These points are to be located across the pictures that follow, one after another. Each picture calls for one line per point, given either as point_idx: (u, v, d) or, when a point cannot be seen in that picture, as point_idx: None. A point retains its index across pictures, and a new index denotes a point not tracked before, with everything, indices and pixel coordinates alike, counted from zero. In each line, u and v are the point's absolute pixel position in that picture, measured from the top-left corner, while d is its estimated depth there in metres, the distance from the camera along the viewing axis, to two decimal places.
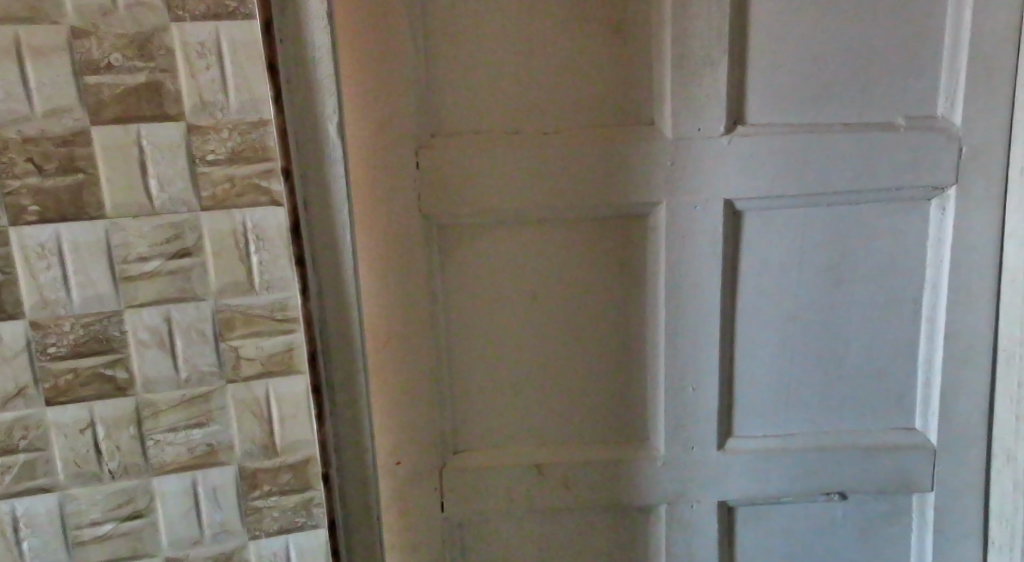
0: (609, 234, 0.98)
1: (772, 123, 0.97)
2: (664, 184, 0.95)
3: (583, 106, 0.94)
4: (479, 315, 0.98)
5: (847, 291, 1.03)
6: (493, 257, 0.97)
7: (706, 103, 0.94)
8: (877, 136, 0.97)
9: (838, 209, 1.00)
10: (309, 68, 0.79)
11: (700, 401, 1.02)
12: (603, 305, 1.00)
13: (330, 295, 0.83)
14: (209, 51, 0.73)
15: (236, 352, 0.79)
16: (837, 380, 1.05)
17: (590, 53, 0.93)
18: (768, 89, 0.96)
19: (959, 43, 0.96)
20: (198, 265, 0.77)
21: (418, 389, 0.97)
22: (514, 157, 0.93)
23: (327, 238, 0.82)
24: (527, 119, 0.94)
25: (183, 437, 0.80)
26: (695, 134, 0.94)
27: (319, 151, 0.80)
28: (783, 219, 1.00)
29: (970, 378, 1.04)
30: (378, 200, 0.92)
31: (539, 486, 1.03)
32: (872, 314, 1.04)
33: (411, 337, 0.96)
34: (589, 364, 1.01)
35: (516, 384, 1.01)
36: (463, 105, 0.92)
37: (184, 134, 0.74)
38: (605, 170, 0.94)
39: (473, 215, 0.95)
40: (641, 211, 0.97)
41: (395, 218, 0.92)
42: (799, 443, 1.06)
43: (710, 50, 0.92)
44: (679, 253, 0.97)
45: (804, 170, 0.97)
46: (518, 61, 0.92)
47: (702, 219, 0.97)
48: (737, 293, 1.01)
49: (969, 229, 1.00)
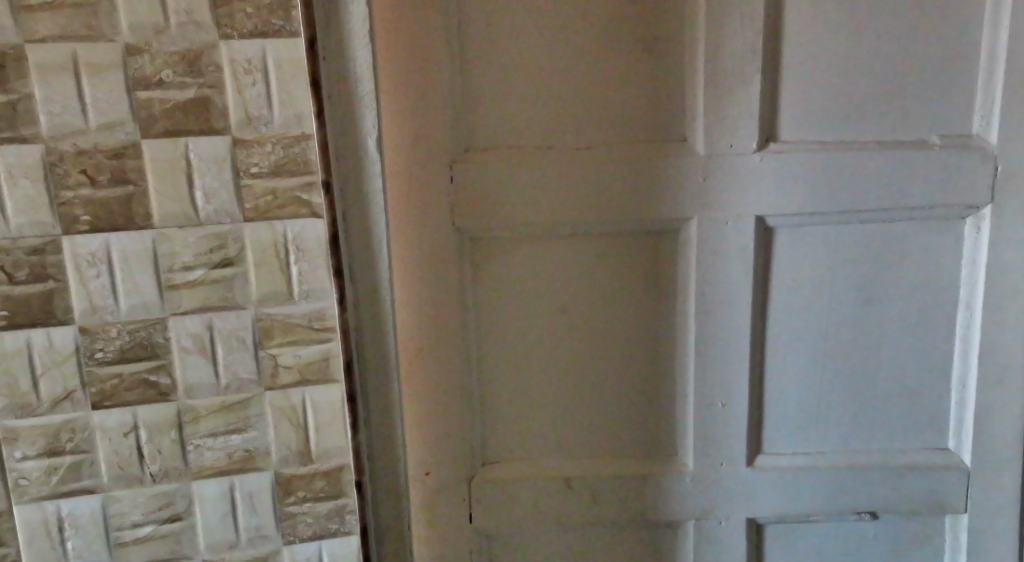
0: (640, 249, 0.98)
1: (805, 141, 0.97)
2: (697, 200, 0.96)
3: (616, 123, 0.95)
4: (511, 327, 0.99)
5: (880, 308, 1.02)
6: (526, 270, 0.98)
7: (740, 121, 0.94)
8: (910, 154, 0.98)
9: (871, 227, 1.00)
10: (351, 85, 0.81)
11: (729, 417, 1.02)
12: (634, 319, 1.00)
13: (366, 304, 0.85)
14: (256, 68, 0.75)
15: (274, 361, 0.81)
16: (869, 397, 1.05)
17: (624, 71, 0.94)
18: (802, 106, 0.96)
19: (995, 63, 0.96)
20: (240, 275, 0.79)
21: (450, 401, 0.98)
22: (546, 172, 0.94)
23: (365, 250, 0.84)
24: (560, 135, 0.95)
25: (222, 443, 0.81)
26: (728, 151, 0.95)
27: (358, 164, 0.82)
28: (815, 236, 1.00)
29: (1004, 398, 1.03)
30: (412, 212, 0.93)
31: (568, 500, 1.03)
32: (906, 331, 1.03)
33: (445, 348, 0.97)
34: (619, 377, 1.02)
35: (547, 398, 1.02)
36: (498, 120, 0.94)
37: (230, 148, 0.76)
38: (637, 186, 0.95)
39: (505, 229, 0.96)
40: (673, 226, 0.97)
41: (430, 231, 0.94)
42: (830, 461, 1.06)
43: (745, 67, 0.93)
44: (711, 268, 0.98)
45: (838, 187, 0.98)
46: (553, 78, 0.93)
47: (734, 235, 0.97)
48: (768, 309, 1.01)
49: (1004, 249, 1.00)
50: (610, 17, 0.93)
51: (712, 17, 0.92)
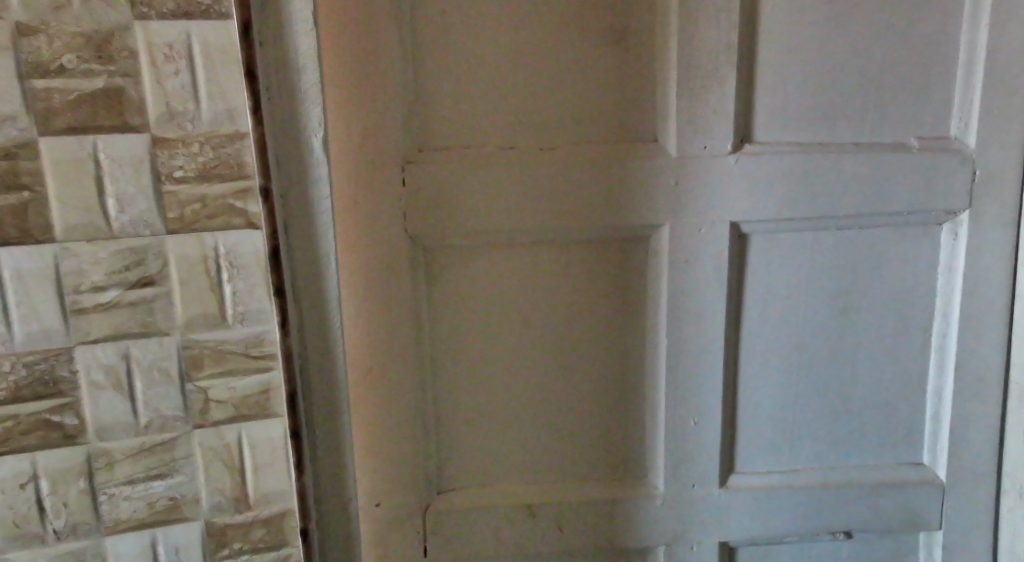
0: (608, 258, 0.91)
1: (780, 143, 0.91)
2: (669, 205, 0.89)
3: (582, 122, 0.88)
4: (469, 343, 0.91)
5: (855, 318, 0.98)
6: (485, 281, 0.90)
7: (714, 120, 0.88)
8: (888, 157, 0.93)
9: (847, 233, 0.95)
10: (292, 77, 0.71)
11: (701, 435, 0.96)
12: (600, 333, 0.93)
13: (312, 325, 0.76)
14: (178, 54, 0.66)
15: (205, 394, 0.71)
16: (844, 412, 1.00)
17: (590, 66, 0.87)
18: (777, 106, 0.91)
19: (974, 62, 0.92)
20: (162, 297, 0.69)
21: (401, 425, 0.90)
22: (507, 175, 0.86)
23: (311, 264, 0.75)
24: (521, 134, 0.87)
25: (141, 491, 0.72)
26: (703, 153, 0.89)
27: (301, 166, 0.73)
28: (790, 243, 0.94)
29: (980, 410, 0.99)
30: (358, 219, 0.84)
31: (530, 529, 0.95)
32: (882, 342, 0.99)
33: (396, 368, 0.88)
34: (585, 395, 0.94)
35: (507, 420, 0.94)
36: (454, 117, 0.86)
37: (149, 148, 0.67)
38: (605, 190, 0.88)
39: (463, 237, 0.88)
40: (643, 234, 0.90)
41: (380, 240, 0.85)
42: (804, 479, 1.01)
43: (719, 63, 0.87)
44: (684, 279, 0.91)
45: (816, 191, 0.92)
46: (514, 72, 0.86)
47: (707, 242, 0.91)
48: (741, 320, 0.95)
49: (982, 256, 0.96)
50: (575, 6, 0.85)
51: (684, 8, 0.85)
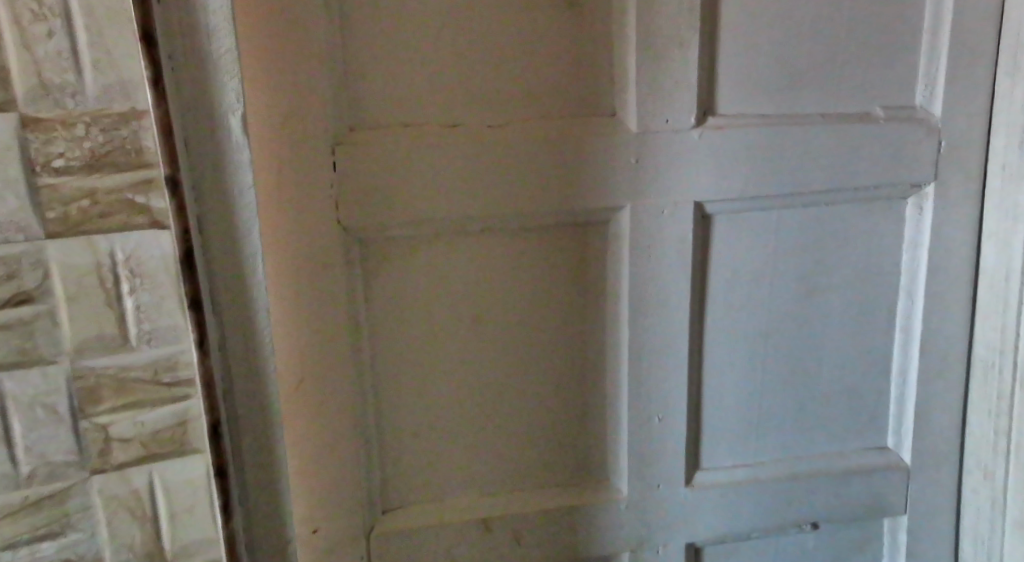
0: (564, 245, 0.83)
1: (744, 115, 0.84)
2: (628, 186, 0.81)
3: (533, 94, 0.79)
4: (412, 344, 0.82)
5: (821, 301, 0.92)
6: (429, 275, 0.80)
7: (676, 91, 0.80)
8: (855, 128, 0.87)
9: (813, 209, 0.89)
10: (200, 41, 0.60)
11: (666, 431, 0.89)
12: (556, 327, 0.85)
13: (236, 338, 0.65)
14: (52, 12, 0.55)
15: (104, 430, 0.61)
16: (810, 399, 0.95)
17: (538, 30, 0.78)
18: (740, 75, 0.83)
19: (940, 26, 0.86)
20: (43, 319, 0.59)
21: (339, 439, 0.80)
22: (452, 155, 0.77)
23: (233, 267, 0.64)
24: (465, 107, 0.78)
25: (26, 553, 0.61)
26: (663, 126, 0.81)
27: (216, 150, 0.62)
28: (754, 223, 0.88)
29: (945, 391, 0.96)
30: (284, 206, 0.74)
31: (484, 543, 0.87)
32: (848, 324, 0.94)
33: (332, 374, 0.78)
34: (540, 396, 0.86)
35: (455, 426, 0.85)
36: (389, 90, 0.76)
37: (20, 133, 0.56)
38: (560, 170, 0.79)
39: (404, 226, 0.78)
40: (601, 217, 0.83)
41: (310, 231, 0.75)
42: (771, 471, 0.95)
43: (680, 26, 0.79)
44: (646, 265, 0.84)
45: (781, 166, 0.86)
46: (456, 38, 0.76)
47: (670, 225, 0.83)
48: (705, 307, 0.89)
49: (947, 231, 0.91)
50: None
51: None
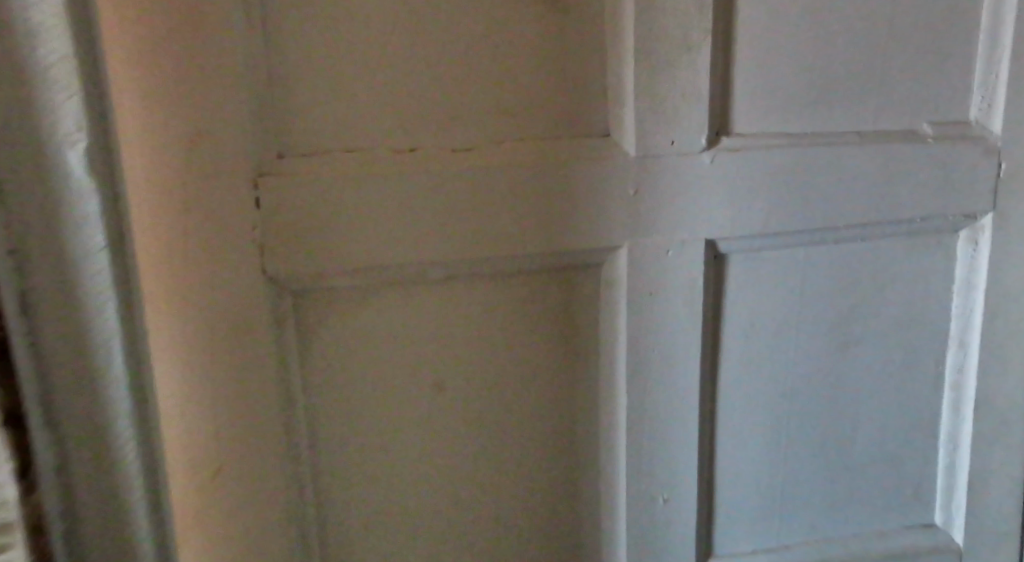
0: (547, 293, 0.69)
1: (766, 135, 0.70)
2: (626, 221, 0.67)
3: (508, 112, 0.65)
4: (361, 417, 0.67)
5: (857, 354, 0.77)
6: (381, 333, 0.66)
7: (683, 107, 0.66)
8: (900, 148, 0.72)
9: (847, 246, 0.75)
10: (18, 45, 0.44)
11: (673, 513, 0.74)
12: (539, 392, 0.70)
13: (83, 447, 0.49)
14: None
15: None
16: (845, 470, 0.80)
17: (514, 33, 0.64)
18: (761, 87, 0.69)
19: (998, 27, 0.73)
20: None
21: (269, 538, 0.65)
22: (407, 186, 0.62)
23: (77, 358, 0.48)
24: (425, 128, 0.63)
25: None
26: (668, 149, 0.67)
27: (45, 193, 0.46)
28: (777, 264, 0.73)
29: (1001, 456, 0.81)
30: (198, 256, 0.59)
31: None
32: (889, 381, 0.79)
33: (264, 459, 0.63)
34: (520, 474, 0.72)
35: (417, 512, 0.70)
36: (332, 108, 0.61)
37: None
38: (542, 204, 0.65)
39: (351, 276, 0.63)
40: (593, 260, 0.68)
41: (233, 285, 0.60)
42: (798, 555, 0.80)
43: (686, 27, 0.65)
44: (648, 315, 0.69)
45: (811, 195, 0.71)
46: (413, 43, 0.62)
47: (676, 268, 0.69)
48: (719, 364, 0.74)
49: (1005, 270, 0.77)
50: None
51: None
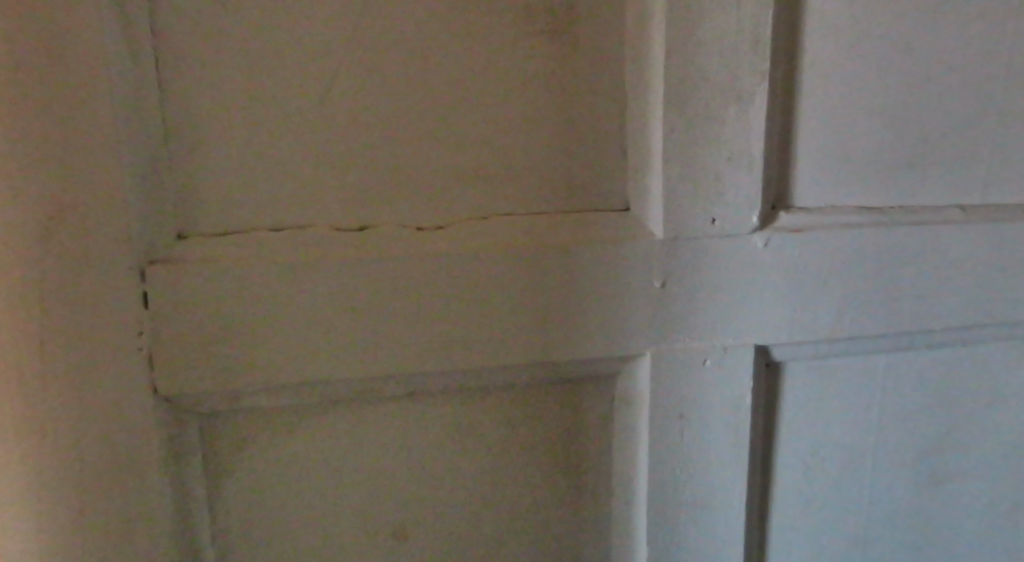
0: (547, 413, 0.53)
1: (840, 210, 0.54)
2: (649, 322, 0.51)
3: (496, 179, 0.49)
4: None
5: (956, 492, 0.60)
6: (323, 467, 0.50)
7: (726, 175, 0.51)
8: (1016, 228, 0.55)
9: (944, 354, 0.57)
10: None
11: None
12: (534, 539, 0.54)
13: None
14: None
15: None
16: None
17: (506, 79, 0.49)
18: (837, 147, 0.53)
19: None
20: None
21: None
22: (354, 277, 0.47)
23: None
24: (385, 203, 0.48)
25: None
26: (706, 229, 0.51)
27: None
28: (852, 376, 0.56)
29: None
30: (73, 369, 0.45)
31: None
32: (997, 524, 0.61)
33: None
34: None
35: None
36: (260, 175, 0.47)
37: None
38: (536, 300, 0.49)
39: (283, 393, 0.48)
40: (606, 370, 0.52)
41: (118, 406, 0.45)
42: None
43: (732, 72, 0.50)
44: (678, 441, 0.53)
45: (896, 289, 0.55)
46: (369, 91, 0.47)
47: (714, 380, 0.53)
48: (773, 503, 0.57)
49: None
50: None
51: None
